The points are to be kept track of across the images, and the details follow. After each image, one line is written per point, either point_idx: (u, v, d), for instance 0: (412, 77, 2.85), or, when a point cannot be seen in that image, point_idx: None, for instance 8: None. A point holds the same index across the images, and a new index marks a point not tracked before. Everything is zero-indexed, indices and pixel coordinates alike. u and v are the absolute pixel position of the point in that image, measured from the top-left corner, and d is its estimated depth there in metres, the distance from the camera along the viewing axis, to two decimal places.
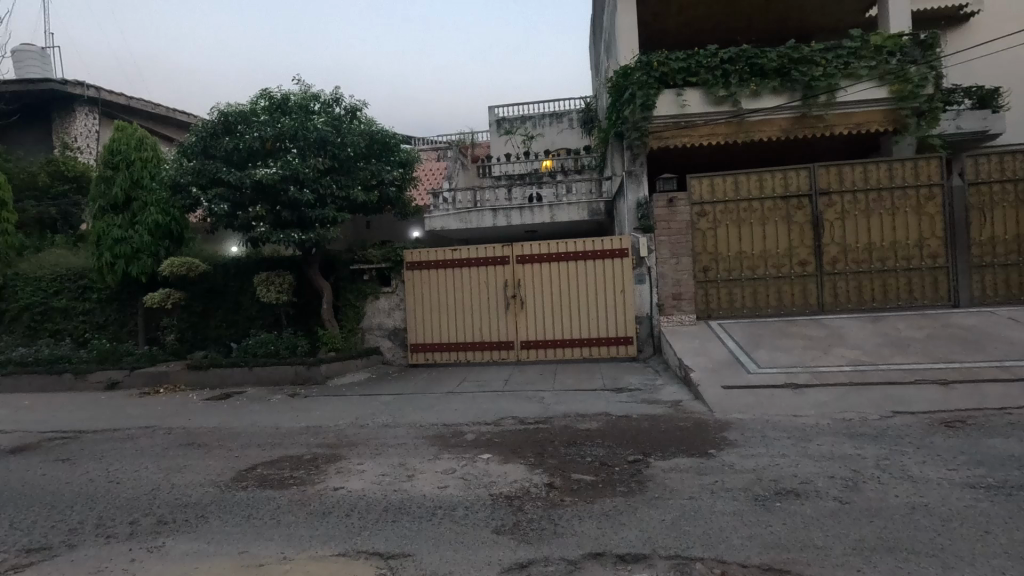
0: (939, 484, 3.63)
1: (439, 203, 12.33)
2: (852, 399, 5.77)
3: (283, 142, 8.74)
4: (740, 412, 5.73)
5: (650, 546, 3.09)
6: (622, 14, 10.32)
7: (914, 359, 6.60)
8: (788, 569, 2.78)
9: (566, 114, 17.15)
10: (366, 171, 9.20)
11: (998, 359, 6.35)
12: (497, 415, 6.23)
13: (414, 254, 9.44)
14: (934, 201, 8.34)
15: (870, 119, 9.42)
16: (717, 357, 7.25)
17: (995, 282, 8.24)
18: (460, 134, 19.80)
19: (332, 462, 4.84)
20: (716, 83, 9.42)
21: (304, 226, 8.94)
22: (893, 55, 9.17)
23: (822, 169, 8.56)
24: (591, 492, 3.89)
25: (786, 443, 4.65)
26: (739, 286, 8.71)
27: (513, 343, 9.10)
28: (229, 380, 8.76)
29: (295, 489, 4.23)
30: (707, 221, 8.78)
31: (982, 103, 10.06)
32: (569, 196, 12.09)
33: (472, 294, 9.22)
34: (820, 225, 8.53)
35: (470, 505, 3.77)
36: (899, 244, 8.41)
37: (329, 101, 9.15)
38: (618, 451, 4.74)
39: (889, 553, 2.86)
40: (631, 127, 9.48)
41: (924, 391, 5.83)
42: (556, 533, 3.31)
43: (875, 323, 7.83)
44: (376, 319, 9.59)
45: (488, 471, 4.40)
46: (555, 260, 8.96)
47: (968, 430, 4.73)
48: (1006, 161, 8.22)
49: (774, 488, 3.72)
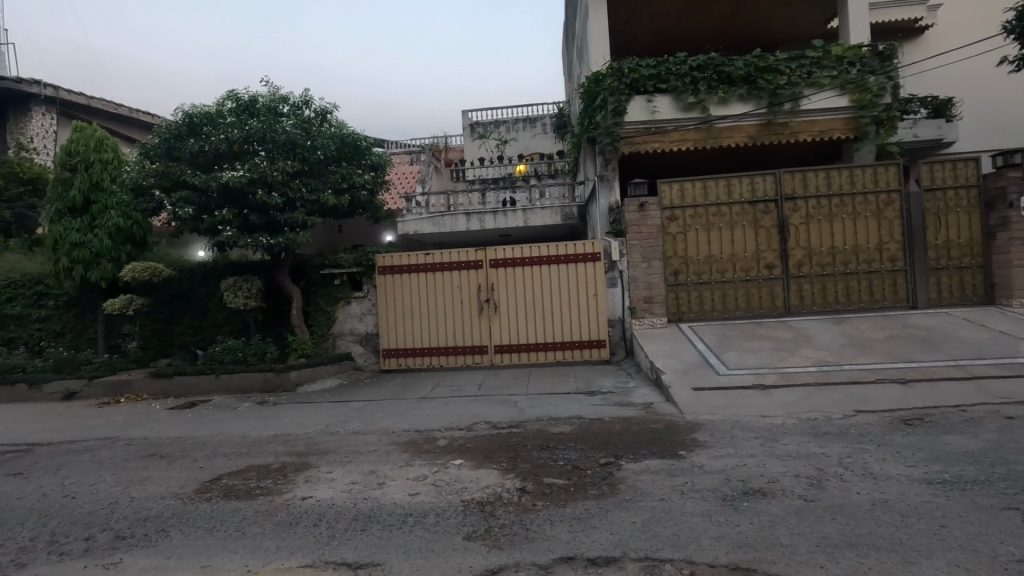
0: (899, 480, 3.75)
1: (412, 207, 12.27)
2: (817, 399, 5.92)
3: (251, 144, 8.57)
4: (710, 413, 5.83)
5: (621, 549, 3.11)
6: (595, 21, 10.43)
7: (875, 359, 6.82)
8: (755, 568, 2.83)
9: (539, 118, 17.30)
10: (336, 174, 9.09)
11: (954, 358, 6.60)
12: (469, 420, 6.21)
13: (386, 258, 9.35)
14: (893, 206, 8.65)
15: (832, 127, 9.69)
16: (688, 360, 7.36)
17: (950, 284, 8.53)
18: (433, 138, 19.73)
19: (301, 471, 4.74)
20: (685, 89, 9.61)
21: (273, 230, 8.75)
22: (853, 65, 9.51)
23: (787, 174, 8.78)
24: (564, 495, 3.90)
25: (754, 443, 4.74)
26: (708, 289, 8.87)
27: (487, 348, 9.08)
28: (194, 388, 8.50)
29: (261, 500, 4.12)
30: (677, 225, 8.90)
31: (936, 113, 10.45)
32: (542, 200, 12.13)
33: (445, 299, 9.17)
34: (786, 229, 8.75)
35: (441, 512, 3.73)
36: (861, 248, 8.68)
37: (298, 104, 9.02)
38: (591, 454, 4.76)
39: (851, 549, 2.93)
40: (604, 132, 9.58)
41: (885, 390, 6.02)
42: (527, 537, 3.30)
43: (839, 324, 8.06)
44: (348, 325, 9.46)
45: (460, 477, 4.37)
46: (529, 264, 8.99)
47: (926, 427, 4.89)
48: (960, 168, 8.51)
49: (742, 488, 3.79)
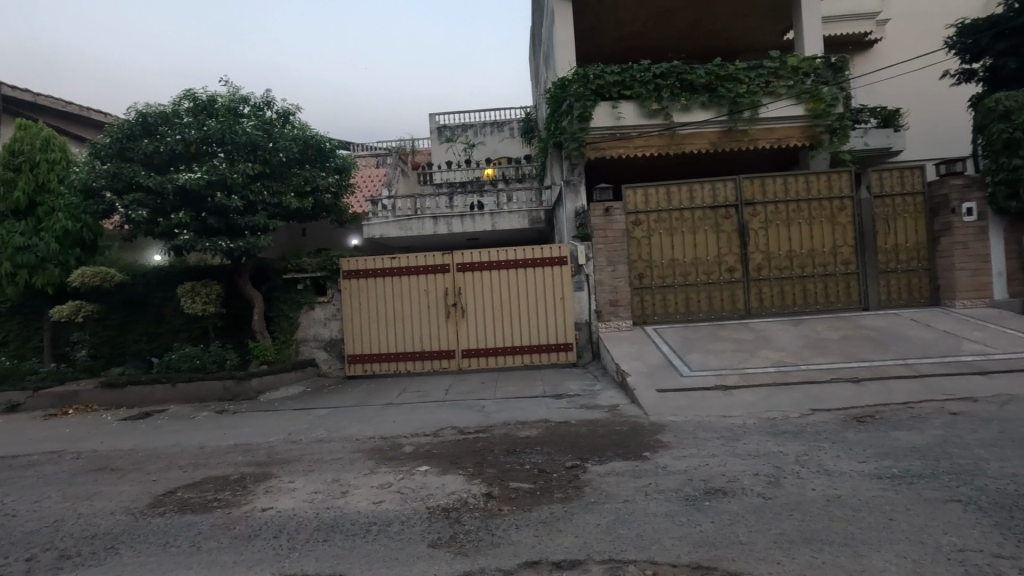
0: (851, 476, 3.89)
1: (378, 210, 12.14)
2: (775, 399, 6.10)
3: (210, 146, 8.34)
4: (674, 414, 5.95)
5: (585, 551, 3.13)
6: (561, 28, 10.56)
7: (831, 359, 7.07)
8: (715, 566, 2.88)
9: (507, 122, 17.37)
10: (299, 177, 8.90)
11: (903, 357, 6.90)
12: (435, 425, 6.16)
13: (351, 261, 9.20)
14: (846, 211, 9.00)
15: (790, 134, 10.00)
16: (652, 362, 7.48)
17: (899, 285, 8.91)
18: (399, 141, 19.56)
19: (261, 481, 4.61)
20: (649, 96, 9.79)
21: (233, 234, 8.50)
22: (808, 76, 9.87)
23: (747, 180, 9.04)
24: (530, 500, 3.90)
25: (716, 443, 4.84)
26: (672, 292, 9.04)
27: (454, 352, 9.03)
28: (149, 397, 8.18)
29: (218, 513, 3.98)
30: (641, 230, 9.05)
31: (885, 122, 10.91)
32: (509, 204, 12.14)
33: (411, 303, 9.08)
34: (746, 233, 9.00)
35: (406, 520, 3.68)
36: (816, 252, 9.00)
37: (259, 105, 8.81)
38: (557, 457, 4.78)
39: (806, 545, 3.02)
40: (570, 137, 9.70)
41: (839, 389, 6.25)
42: (493, 543, 3.29)
43: (797, 326, 8.33)
44: (312, 330, 9.28)
45: (425, 484, 4.32)
46: (496, 268, 8.99)
47: (877, 424, 5.10)
48: (907, 175, 8.90)
49: (704, 488, 3.86)
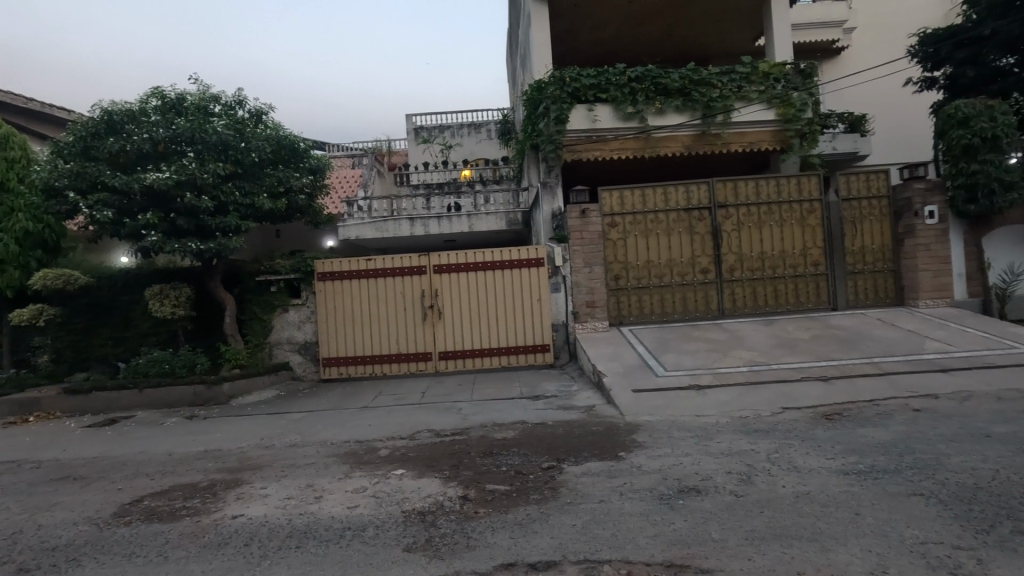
0: (820, 472, 3.98)
1: (354, 211, 12.03)
2: (747, 398, 6.21)
3: (179, 145, 8.15)
4: (649, 414, 6.02)
5: (561, 552, 3.14)
6: (537, 31, 10.61)
7: (801, 358, 7.24)
8: (688, 564, 2.92)
9: (484, 124, 17.38)
10: (272, 177, 8.76)
11: (869, 356, 7.10)
12: (412, 428, 6.12)
13: (326, 263, 9.08)
14: (815, 214, 9.21)
15: (761, 138, 10.20)
16: (628, 362, 7.56)
17: (866, 286, 9.16)
18: (376, 142, 19.39)
19: (232, 488, 4.51)
20: (624, 99, 9.91)
21: (203, 235, 8.31)
22: (778, 81, 10.08)
23: (720, 183, 9.19)
24: (506, 501, 3.90)
25: (690, 442, 4.91)
26: (648, 293, 9.14)
27: (431, 355, 8.99)
28: (115, 403, 7.94)
29: (187, 521, 3.88)
30: (617, 232, 9.13)
31: (852, 128, 11.26)
32: (487, 206, 12.12)
33: (388, 305, 9.01)
34: (719, 235, 9.15)
35: (381, 524, 3.65)
36: (787, 253, 9.19)
37: (231, 103, 8.64)
38: (533, 459, 4.79)
39: (776, 540, 3.08)
40: (547, 139, 9.75)
41: (809, 387, 6.40)
42: (468, 546, 3.28)
43: (768, 326, 8.51)
44: (285, 333, 9.13)
45: (401, 487, 4.28)
46: (473, 269, 8.97)
47: (844, 421, 5.24)
48: (872, 179, 9.17)
49: (678, 486, 3.91)
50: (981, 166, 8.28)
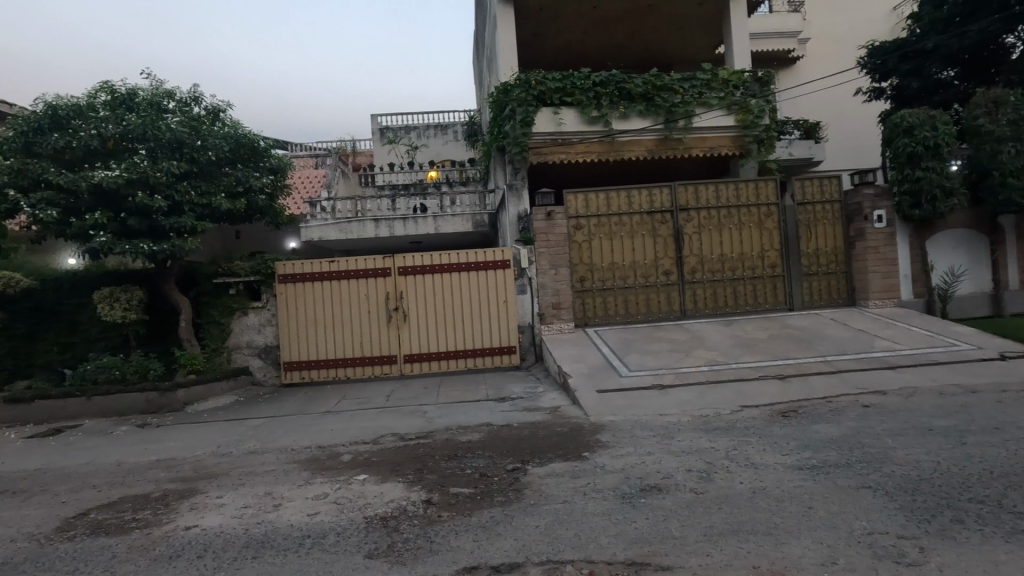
0: (775, 468, 4.11)
1: (317, 212, 11.83)
2: (708, 397, 6.36)
3: (130, 142, 7.84)
4: (613, 414, 6.09)
5: (523, 554, 3.14)
6: (503, 32, 10.65)
7: (759, 357, 7.46)
8: (649, 562, 2.96)
9: (450, 125, 17.35)
10: (231, 176, 8.52)
11: (823, 354, 7.37)
12: (376, 432, 6.04)
13: (287, 265, 8.86)
14: (772, 217, 9.50)
15: (721, 144, 10.47)
16: (593, 363, 7.64)
17: (820, 287, 9.51)
18: (340, 142, 19.09)
19: (185, 498, 4.35)
20: (589, 104, 10.03)
21: (156, 236, 7.99)
22: (737, 88, 10.36)
23: (682, 187, 9.37)
24: (470, 504, 3.88)
25: (652, 441, 5.00)
26: (612, 295, 9.26)
27: (396, 358, 8.88)
28: (61, 412, 7.56)
29: (136, 534, 3.72)
30: (582, 234, 9.22)
31: (807, 134, 11.68)
32: (453, 207, 12.06)
33: (351, 308, 8.86)
34: (680, 238, 9.34)
35: (342, 531, 3.58)
36: (745, 256, 9.46)
37: (186, 100, 8.36)
38: (498, 461, 4.78)
39: (734, 536, 3.16)
40: (513, 141, 9.78)
41: (766, 385, 6.59)
42: (431, 550, 3.24)
43: (728, 326, 8.74)
44: (245, 337, 8.91)
45: (363, 493, 4.21)
46: (438, 271, 8.91)
47: (799, 418, 5.42)
48: (825, 184, 9.53)
49: (640, 485, 3.97)
50: (925, 172, 8.71)
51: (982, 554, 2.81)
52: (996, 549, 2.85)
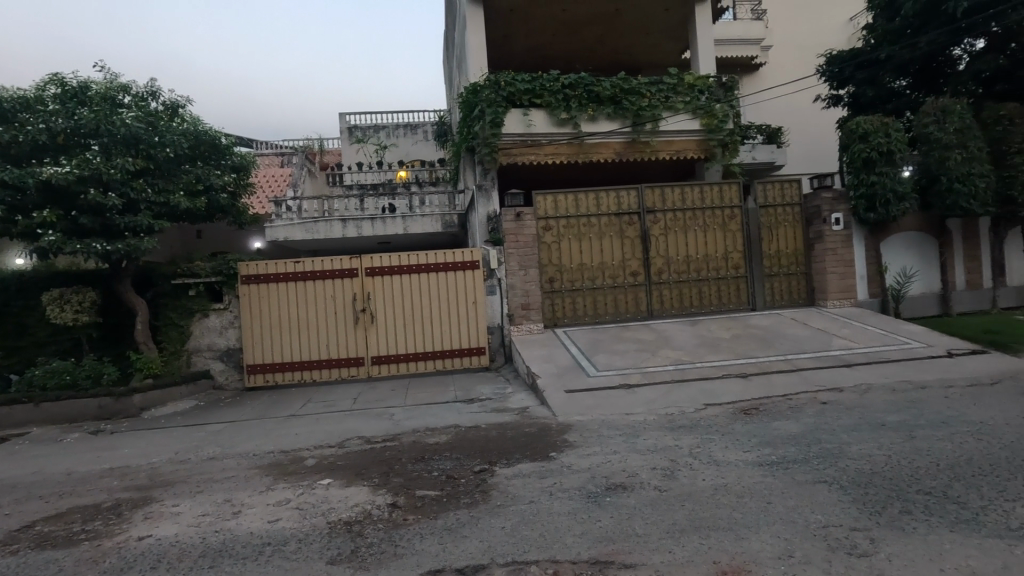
0: (736, 465, 4.20)
1: (283, 211, 11.60)
2: (673, 395, 6.46)
3: (83, 138, 7.54)
4: (580, 414, 6.13)
5: (489, 556, 3.12)
6: (472, 33, 10.63)
7: (723, 356, 7.63)
8: (612, 560, 2.99)
9: (420, 125, 17.23)
10: (190, 174, 8.27)
11: (783, 353, 7.58)
12: (342, 435, 5.94)
13: (250, 266, 8.65)
14: (736, 220, 9.72)
15: (687, 147, 10.66)
16: (562, 363, 7.68)
17: (782, 287, 9.77)
18: (307, 140, 18.74)
19: (139, 507, 4.19)
20: (558, 106, 10.10)
21: (110, 235, 7.68)
22: (702, 93, 10.54)
23: (649, 190, 9.52)
24: (436, 507, 3.85)
25: (619, 440, 5.06)
26: (581, 296, 9.34)
27: (363, 360, 8.76)
28: (6, 419, 7.20)
29: (85, 546, 3.57)
30: (551, 235, 9.27)
31: (769, 139, 12.02)
32: (422, 207, 11.96)
33: (317, 309, 8.69)
34: (647, 240, 9.47)
35: (304, 537, 3.50)
36: (710, 257, 9.66)
37: (142, 95, 8.08)
38: (465, 462, 4.76)
39: (695, 532, 3.22)
40: (482, 142, 9.80)
41: (730, 384, 6.74)
42: (396, 555, 3.20)
43: (694, 326, 8.90)
44: (206, 340, 8.66)
45: (327, 498, 4.13)
46: (407, 272, 8.82)
47: (760, 415, 5.56)
48: (786, 188, 9.80)
49: (606, 484, 4.00)
50: (879, 177, 9.07)
51: (928, 544, 2.93)
52: (941, 539, 2.97)
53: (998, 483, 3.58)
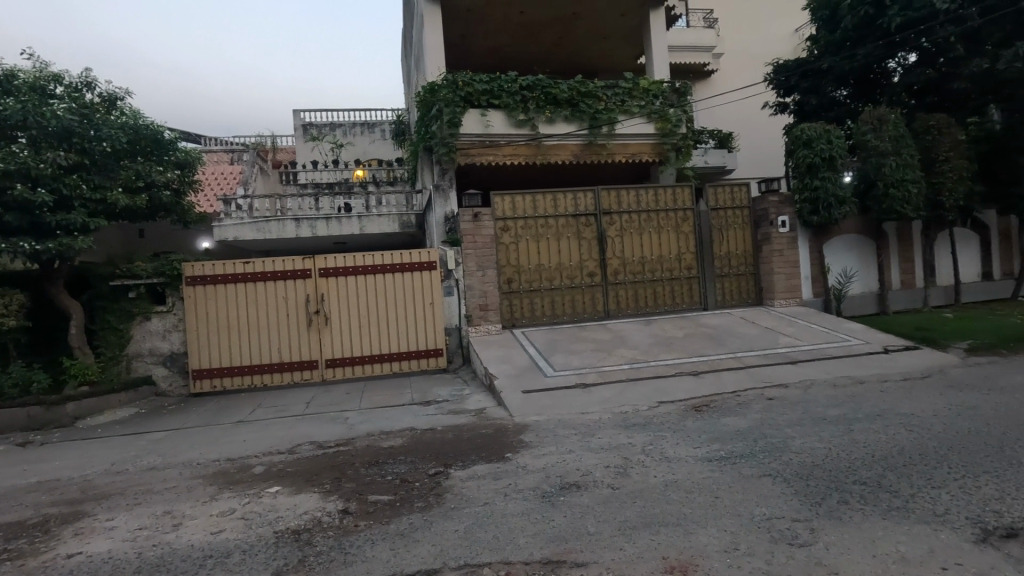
0: (687, 460, 4.31)
1: (232, 210, 11.20)
2: (627, 394, 6.57)
3: (9, 130, 7.05)
4: (537, 414, 6.16)
5: (441, 560, 3.09)
6: (430, 32, 10.53)
7: (676, 355, 7.81)
8: (564, 559, 3.01)
9: (377, 124, 16.97)
10: (130, 170, 7.87)
11: (732, 351, 7.83)
12: (293, 441, 5.77)
13: (195, 267, 8.31)
14: (688, 222, 9.97)
15: (642, 151, 10.86)
16: (519, 364, 7.69)
17: (732, 287, 10.07)
18: (259, 137, 18.20)
19: (69, 523, 3.94)
20: (516, 107, 10.12)
21: (40, 234, 7.21)
22: (657, 97, 10.76)
23: (605, 191, 9.67)
24: (388, 512, 3.78)
25: (574, 439, 5.11)
26: (539, 296, 9.39)
27: (317, 363, 8.53)
28: None
29: (6, 566, 3.33)
30: (509, 236, 9.27)
31: (720, 144, 12.42)
32: (379, 207, 11.76)
33: (268, 312, 8.42)
34: (604, 241, 9.60)
35: (249, 548, 3.37)
36: (664, 258, 9.87)
37: (76, 85, 7.63)
38: (421, 465, 4.70)
39: (646, 529, 3.27)
40: (440, 142, 9.74)
41: (682, 381, 6.90)
42: (345, 562, 3.12)
43: (649, 325, 9.09)
44: (148, 344, 8.27)
45: (275, 506, 4.00)
46: (363, 273, 8.65)
47: (711, 412, 5.72)
48: (735, 192, 10.13)
49: (560, 483, 4.03)
50: (821, 182, 9.50)
51: (862, 532, 3.07)
52: (874, 526, 3.12)
53: (926, 471, 3.79)
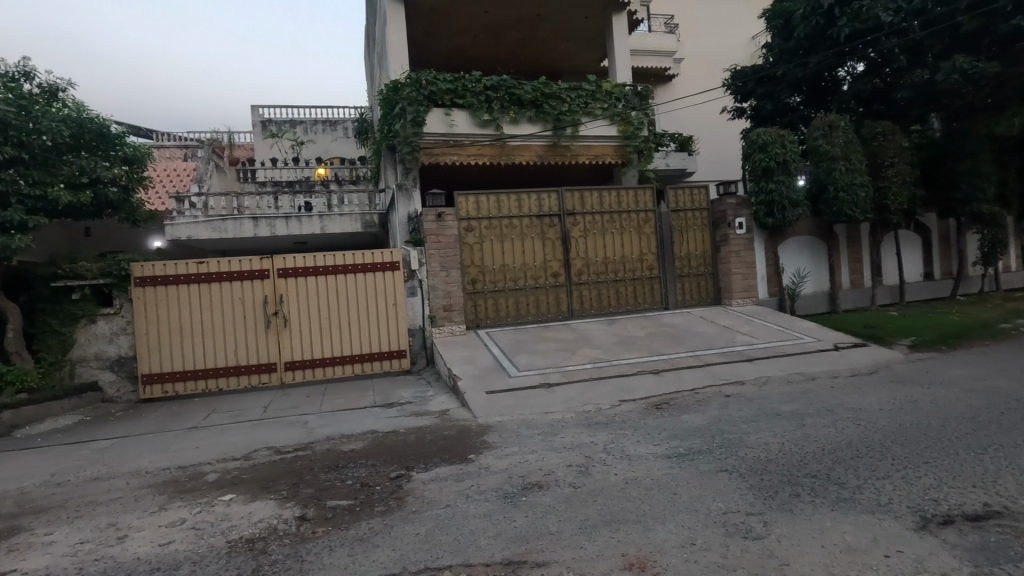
0: (647, 458, 4.37)
1: (185, 208, 10.86)
2: (591, 393, 6.63)
3: None
4: (500, 414, 6.15)
5: (401, 564, 3.04)
6: (393, 29, 10.38)
7: (637, 354, 7.94)
8: (525, 560, 3.00)
9: (340, 122, 16.64)
10: (73, 165, 7.50)
11: (692, 350, 8.01)
12: (250, 447, 5.59)
13: (145, 267, 7.97)
14: (649, 223, 10.13)
15: (604, 152, 11.01)
16: (483, 364, 7.67)
17: (692, 287, 10.29)
18: (215, 133, 17.62)
19: (3, 539, 3.71)
20: (480, 107, 10.10)
21: None
22: (619, 100, 10.90)
23: (569, 193, 9.75)
24: (347, 516, 3.71)
25: (536, 439, 5.12)
26: (503, 296, 9.39)
27: (275, 366, 8.30)
28: None
29: None
30: (473, 236, 9.24)
31: (681, 147, 12.69)
32: (341, 206, 11.52)
33: (224, 314, 8.15)
34: (568, 241, 9.68)
35: (200, 559, 3.25)
36: (626, 259, 10.01)
37: (13, 75, 7.25)
38: (381, 469, 4.63)
39: (606, 527, 3.29)
40: (403, 141, 9.66)
41: (643, 380, 7.01)
42: (301, 570, 3.04)
43: (611, 325, 9.21)
44: (93, 348, 7.88)
45: (228, 515, 3.86)
46: (323, 273, 8.46)
47: (671, 410, 5.82)
48: (695, 194, 10.36)
49: (522, 483, 4.03)
50: (776, 185, 9.82)
51: (812, 523, 3.18)
52: (823, 517, 3.23)
53: (871, 463, 3.96)
